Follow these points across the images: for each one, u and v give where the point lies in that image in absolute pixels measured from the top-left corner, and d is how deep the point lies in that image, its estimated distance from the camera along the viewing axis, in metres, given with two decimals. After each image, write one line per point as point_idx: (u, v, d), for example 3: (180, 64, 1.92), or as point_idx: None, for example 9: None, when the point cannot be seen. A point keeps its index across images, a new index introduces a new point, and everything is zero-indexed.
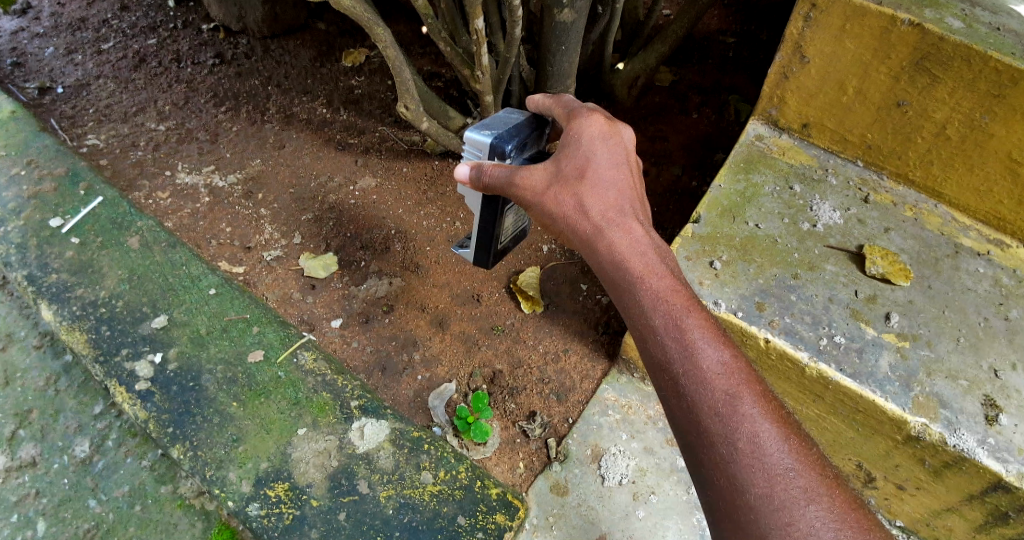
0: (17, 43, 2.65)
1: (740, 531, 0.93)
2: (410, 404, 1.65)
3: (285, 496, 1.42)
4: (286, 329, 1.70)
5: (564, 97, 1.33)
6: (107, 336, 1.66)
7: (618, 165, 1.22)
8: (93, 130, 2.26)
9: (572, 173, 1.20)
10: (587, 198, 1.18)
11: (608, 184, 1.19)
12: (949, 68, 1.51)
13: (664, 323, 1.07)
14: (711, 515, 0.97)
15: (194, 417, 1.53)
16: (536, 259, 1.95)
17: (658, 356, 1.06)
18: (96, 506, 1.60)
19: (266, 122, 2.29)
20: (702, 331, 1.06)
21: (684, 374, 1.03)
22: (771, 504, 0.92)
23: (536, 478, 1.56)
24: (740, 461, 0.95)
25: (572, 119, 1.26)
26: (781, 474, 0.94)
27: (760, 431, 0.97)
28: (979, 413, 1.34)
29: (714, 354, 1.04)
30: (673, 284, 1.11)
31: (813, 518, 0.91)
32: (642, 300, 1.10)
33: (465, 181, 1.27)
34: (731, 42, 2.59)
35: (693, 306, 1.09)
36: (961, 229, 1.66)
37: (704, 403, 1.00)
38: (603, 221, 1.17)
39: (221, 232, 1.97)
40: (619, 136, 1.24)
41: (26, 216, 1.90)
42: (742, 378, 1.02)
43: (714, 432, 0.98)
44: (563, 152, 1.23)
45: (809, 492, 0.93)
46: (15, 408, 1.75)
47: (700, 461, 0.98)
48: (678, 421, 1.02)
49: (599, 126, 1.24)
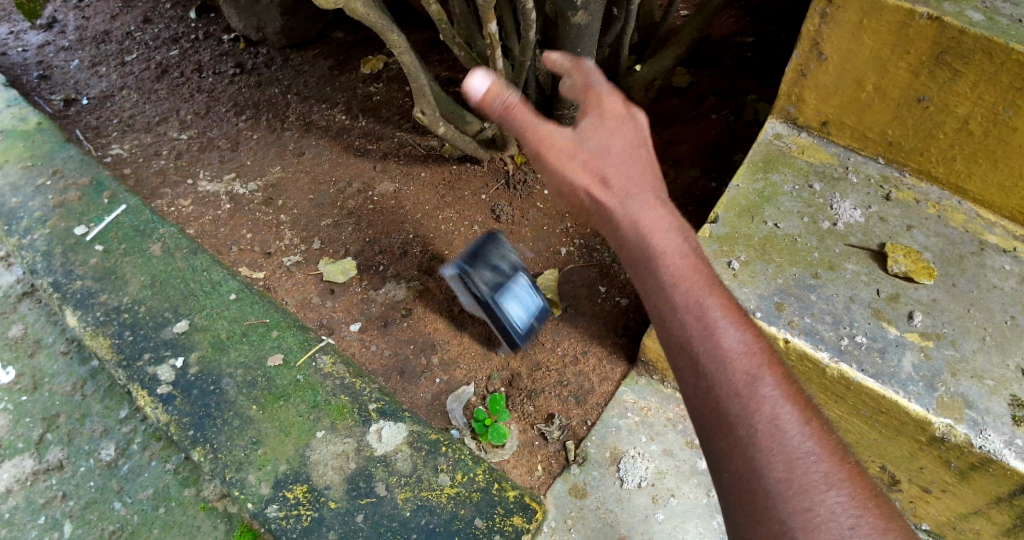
0: (43, 56, 2.72)
1: (755, 518, 0.86)
2: (428, 407, 1.66)
3: (304, 498, 1.43)
4: (305, 333, 1.71)
5: (581, 62, 1.14)
6: (131, 341, 1.69)
7: (639, 138, 1.07)
8: (117, 140, 2.30)
9: (593, 146, 1.04)
10: (609, 174, 1.02)
11: (632, 162, 1.04)
12: (971, 62, 1.47)
13: (684, 300, 0.95)
14: (723, 498, 0.89)
15: (215, 419, 1.55)
16: (554, 262, 1.94)
17: (676, 335, 0.94)
18: (121, 508, 1.63)
19: (286, 130, 2.32)
20: (723, 310, 0.95)
21: (705, 353, 0.92)
22: (789, 490, 0.86)
23: (554, 481, 1.56)
24: (759, 443, 0.88)
25: (592, 91, 1.09)
26: (801, 457, 0.87)
27: (782, 413, 0.89)
28: (1006, 413, 1.31)
29: (737, 335, 0.94)
30: (694, 259, 0.99)
31: (833, 503, 0.85)
32: (659, 273, 0.97)
33: (474, 91, 1.08)
34: (749, 43, 2.56)
35: (713, 283, 0.97)
36: (986, 226, 1.62)
37: (724, 384, 0.90)
38: (625, 197, 1.01)
39: (242, 238, 1.99)
40: (640, 117, 1.09)
41: (52, 225, 1.95)
42: (765, 359, 0.93)
43: (734, 413, 0.89)
44: (582, 124, 1.06)
45: (831, 477, 0.87)
46: (43, 413, 1.79)
47: (715, 446, 0.90)
48: (692, 399, 0.93)
49: (620, 101, 1.08)
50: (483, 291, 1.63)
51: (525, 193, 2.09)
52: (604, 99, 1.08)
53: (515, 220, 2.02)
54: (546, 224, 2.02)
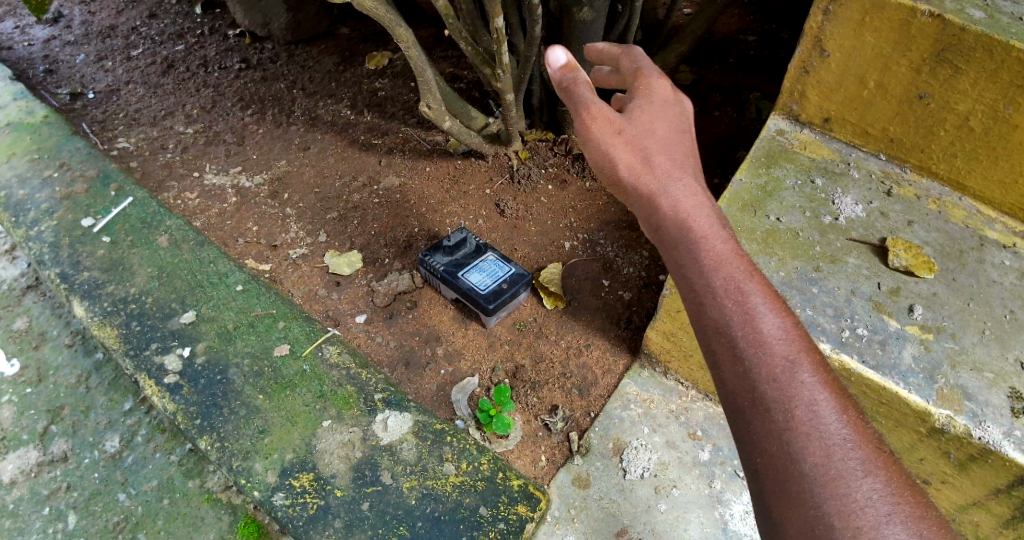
0: (49, 50, 2.73)
1: (792, 499, 0.95)
2: (432, 398, 1.67)
3: (310, 487, 1.44)
4: (311, 324, 1.73)
5: (634, 51, 1.40)
6: (137, 331, 1.70)
7: (683, 129, 1.26)
8: (123, 134, 2.32)
9: (640, 126, 1.24)
10: (653, 155, 1.21)
11: (675, 145, 1.22)
12: (972, 59, 1.49)
13: (724, 287, 1.08)
14: (757, 482, 0.98)
15: (222, 409, 1.56)
16: (557, 256, 1.95)
17: (716, 318, 1.07)
18: (126, 499, 1.64)
19: (292, 124, 2.34)
20: (763, 299, 1.07)
21: (743, 338, 1.04)
22: (827, 474, 0.94)
23: (558, 471, 1.57)
24: (797, 429, 0.98)
25: (642, 78, 1.32)
26: (838, 444, 0.96)
27: (818, 400, 1.00)
28: (1005, 405, 1.32)
29: (774, 320, 1.06)
30: (734, 249, 1.13)
31: (868, 490, 0.93)
32: (703, 262, 1.11)
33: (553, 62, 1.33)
34: (752, 41, 2.59)
35: (755, 273, 1.10)
36: (986, 222, 1.64)
37: (763, 367, 1.02)
38: (667, 178, 1.19)
39: (248, 230, 2.01)
40: (684, 104, 1.29)
41: (59, 217, 1.96)
42: (802, 346, 1.04)
43: (771, 398, 1.00)
44: (631, 108, 1.27)
45: (866, 464, 0.95)
46: (48, 404, 1.80)
47: (752, 427, 1.00)
48: (730, 386, 1.04)
49: (666, 91, 1.29)
50: (442, 267, 1.79)
51: (530, 188, 2.11)
52: (652, 85, 1.30)
53: (520, 214, 2.04)
54: (551, 218, 2.03)
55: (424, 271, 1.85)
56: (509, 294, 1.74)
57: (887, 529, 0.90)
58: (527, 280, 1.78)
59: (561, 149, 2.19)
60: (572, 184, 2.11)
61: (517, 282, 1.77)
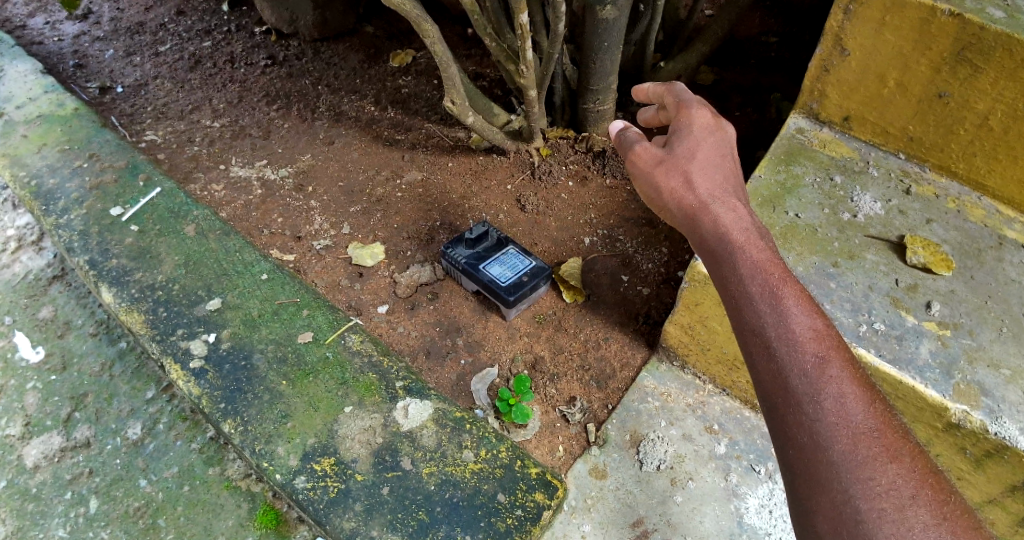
0: (79, 46, 2.79)
1: (820, 485, 0.96)
2: (453, 387, 1.70)
3: (331, 470, 1.47)
4: (334, 313, 1.76)
5: (675, 87, 1.43)
6: (164, 317, 1.74)
7: (724, 152, 1.29)
8: (151, 127, 2.37)
9: (683, 153, 1.28)
10: (695, 176, 1.24)
11: (716, 167, 1.25)
12: (991, 57, 1.50)
13: (760, 291, 1.10)
14: (790, 472, 1.00)
15: (246, 393, 1.59)
16: (577, 251, 1.97)
17: (751, 321, 1.09)
18: (146, 485, 1.68)
19: (317, 120, 2.38)
20: (796, 299, 1.09)
21: (777, 338, 1.06)
22: (853, 461, 0.96)
23: (575, 461, 1.60)
24: (826, 420, 1.00)
25: (683, 109, 1.36)
26: (865, 433, 0.98)
27: (847, 393, 1.02)
28: (1022, 401, 1.33)
29: (805, 321, 1.07)
30: (770, 256, 1.15)
31: (892, 475, 0.95)
32: (739, 268, 1.13)
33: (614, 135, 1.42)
34: (774, 43, 2.61)
35: (788, 276, 1.12)
36: (1005, 222, 1.65)
37: (794, 364, 1.04)
38: (708, 196, 1.21)
39: (273, 222, 2.05)
40: (725, 130, 1.32)
41: (88, 206, 2.00)
42: (831, 344, 1.06)
43: (802, 392, 1.02)
44: (674, 137, 1.32)
45: (891, 451, 0.97)
46: (71, 392, 1.84)
47: (785, 421, 1.02)
48: (764, 384, 1.06)
49: (706, 119, 1.33)
50: (464, 260, 1.82)
51: (551, 184, 2.13)
52: (693, 115, 1.34)
53: (541, 209, 2.07)
54: (571, 215, 2.06)
55: (446, 262, 1.88)
56: (529, 286, 1.77)
57: (911, 511, 0.92)
58: (547, 273, 1.81)
59: (582, 146, 2.22)
60: (592, 181, 2.14)
61: (537, 275, 1.79)
